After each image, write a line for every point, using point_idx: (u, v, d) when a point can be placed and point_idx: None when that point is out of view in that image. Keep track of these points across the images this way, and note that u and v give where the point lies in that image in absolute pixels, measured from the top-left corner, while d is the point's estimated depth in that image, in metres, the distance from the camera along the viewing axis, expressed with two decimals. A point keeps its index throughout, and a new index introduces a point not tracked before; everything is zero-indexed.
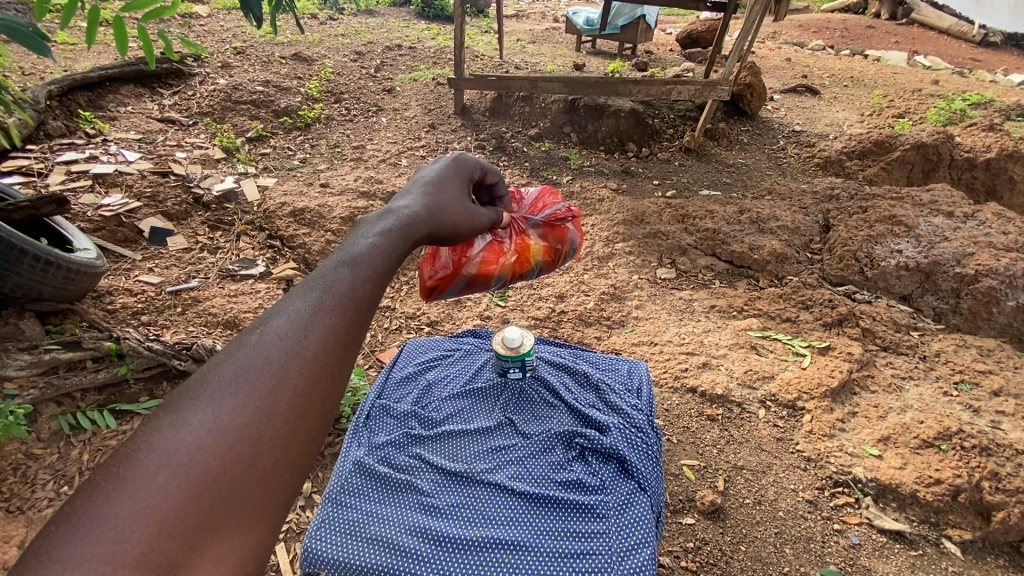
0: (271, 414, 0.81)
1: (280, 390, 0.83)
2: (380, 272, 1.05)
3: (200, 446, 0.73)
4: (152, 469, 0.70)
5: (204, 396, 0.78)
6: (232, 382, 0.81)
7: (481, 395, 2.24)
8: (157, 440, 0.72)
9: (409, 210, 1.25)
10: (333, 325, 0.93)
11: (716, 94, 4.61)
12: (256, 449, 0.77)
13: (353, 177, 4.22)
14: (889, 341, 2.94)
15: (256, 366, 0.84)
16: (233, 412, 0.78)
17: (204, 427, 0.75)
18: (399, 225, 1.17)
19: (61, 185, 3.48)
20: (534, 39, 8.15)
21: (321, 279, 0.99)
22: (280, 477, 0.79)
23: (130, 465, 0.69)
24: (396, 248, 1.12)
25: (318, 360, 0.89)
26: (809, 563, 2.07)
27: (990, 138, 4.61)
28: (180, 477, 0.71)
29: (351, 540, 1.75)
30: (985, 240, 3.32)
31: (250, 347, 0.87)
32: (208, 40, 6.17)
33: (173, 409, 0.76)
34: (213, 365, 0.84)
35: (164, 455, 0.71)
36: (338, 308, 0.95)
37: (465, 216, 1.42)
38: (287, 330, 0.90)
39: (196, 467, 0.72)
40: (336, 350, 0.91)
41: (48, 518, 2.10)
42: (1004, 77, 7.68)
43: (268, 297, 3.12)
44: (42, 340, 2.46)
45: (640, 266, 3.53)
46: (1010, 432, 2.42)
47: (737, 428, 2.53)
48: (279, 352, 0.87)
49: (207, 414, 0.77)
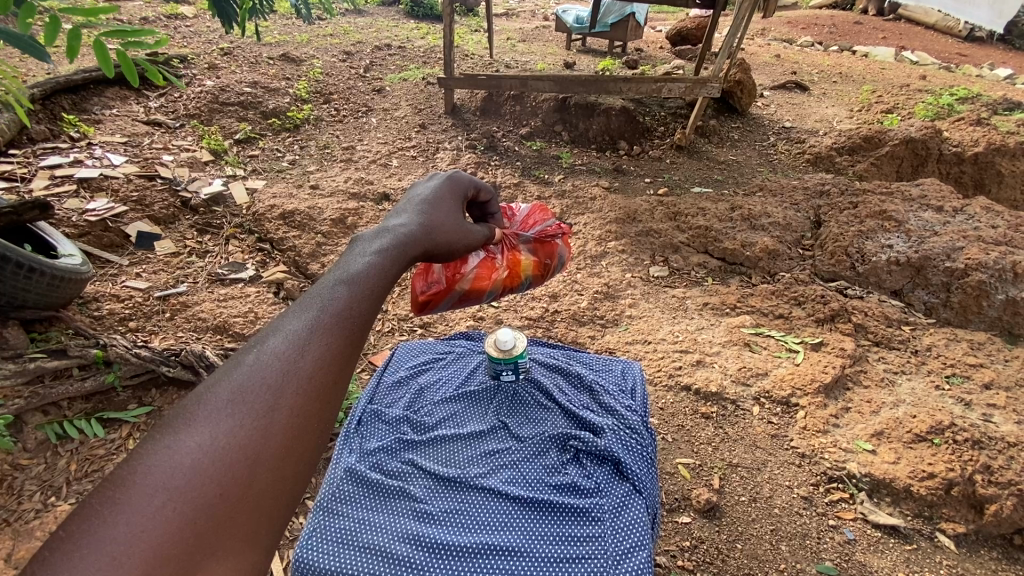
0: (267, 435, 0.79)
1: (277, 410, 0.81)
2: (378, 288, 1.04)
3: (198, 468, 0.72)
4: (147, 492, 0.68)
5: (200, 417, 0.77)
6: (229, 403, 0.79)
7: (475, 398, 2.22)
8: (152, 461, 0.70)
9: (405, 227, 1.24)
10: (331, 342, 0.91)
11: (707, 91, 4.61)
12: (253, 470, 0.76)
13: (344, 179, 4.20)
14: (880, 336, 2.95)
15: (252, 385, 0.82)
16: (230, 433, 0.76)
17: (200, 447, 0.73)
18: (396, 244, 1.16)
19: (45, 189, 3.42)
20: (524, 37, 8.14)
21: (318, 298, 0.97)
22: (275, 498, 0.77)
23: (124, 489, 0.67)
24: (392, 266, 1.10)
25: (315, 379, 0.87)
26: (805, 560, 2.07)
27: (978, 133, 4.62)
28: (176, 500, 0.68)
29: (343, 549, 1.72)
30: (974, 234, 3.34)
31: (245, 368, 0.85)
32: (195, 42, 6.10)
33: (168, 430, 0.74)
34: (207, 386, 0.82)
35: (160, 477, 0.69)
36: (335, 327, 0.93)
37: (461, 233, 1.41)
38: (284, 350, 0.88)
39: (191, 490, 0.70)
40: (333, 369, 0.89)
41: (34, 529, 2.04)
42: (990, 71, 7.72)
43: (258, 300, 3.08)
44: (26, 349, 2.42)
45: (632, 264, 3.52)
46: (1001, 426, 2.42)
47: (730, 426, 2.53)
48: (275, 372, 0.85)
49: (203, 433, 0.75)
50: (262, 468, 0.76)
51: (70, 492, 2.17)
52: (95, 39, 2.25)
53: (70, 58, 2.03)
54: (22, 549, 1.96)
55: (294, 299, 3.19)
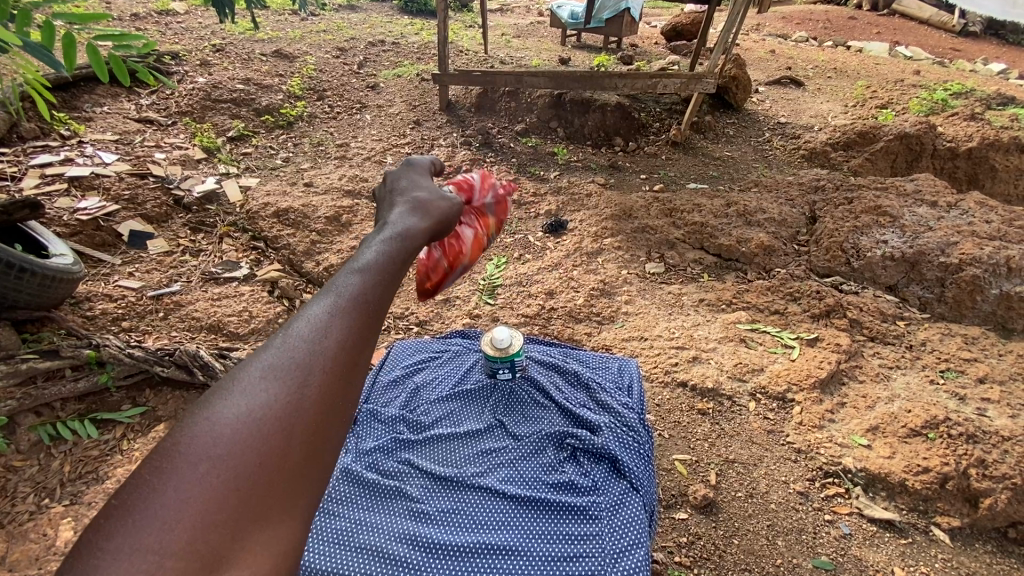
0: (301, 413, 0.78)
1: (307, 387, 0.80)
2: (392, 267, 1.00)
3: (233, 445, 0.72)
4: (191, 462, 0.70)
5: (236, 394, 0.77)
6: (262, 379, 0.79)
7: (470, 397, 2.22)
8: (196, 434, 0.73)
9: (402, 220, 1.18)
10: (355, 322, 0.89)
11: (703, 87, 4.59)
12: (288, 446, 0.75)
13: (338, 176, 4.17)
14: (876, 331, 2.96)
15: (281, 363, 0.82)
16: (264, 408, 0.76)
17: (234, 424, 0.74)
18: (397, 229, 1.12)
19: (35, 188, 3.38)
20: (519, 32, 8.11)
21: (337, 280, 0.95)
22: (312, 476, 0.77)
23: (168, 461, 0.70)
24: (401, 251, 1.05)
25: (342, 358, 0.85)
26: (801, 554, 2.07)
27: (972, 127, 4.63)
28: (216, 471, 0.70)
29: (339, 549, 1.72)
30: (968, 229, 3.35)
31: (277, 346, 0.85)
32: (186, 38, 6.05)
33: (210, 404, 0.76)
34: (245, 363, 0.83)
35: (203, 449, 0.71)
36: (355, 306, 0.90)
37: (464, 204, 1.34)
38: (308, 331, 0.86)
39: (227, 466, 0.71)
40: (360, 344, 0.87)
41: (28, 531, 2.01)
42: (983, 66, 7.74)
43: (253, 299, 3.06)
44: (18, 349, 2.40)
45: (628, 261, 3.52)
46: (995, 420, 2.44)
47: (727, 422, 2.53)
48: (304, 350, 0.84)
49: (239, 407, 0.76)
50: (296, 445, 0.76)
51: (64, 493, 2.15)
52: (89, 45, 2.25)
53: (66, 65, 2.02)
54: (16, 551, 1.94)
55: (289, 298, 3.18)
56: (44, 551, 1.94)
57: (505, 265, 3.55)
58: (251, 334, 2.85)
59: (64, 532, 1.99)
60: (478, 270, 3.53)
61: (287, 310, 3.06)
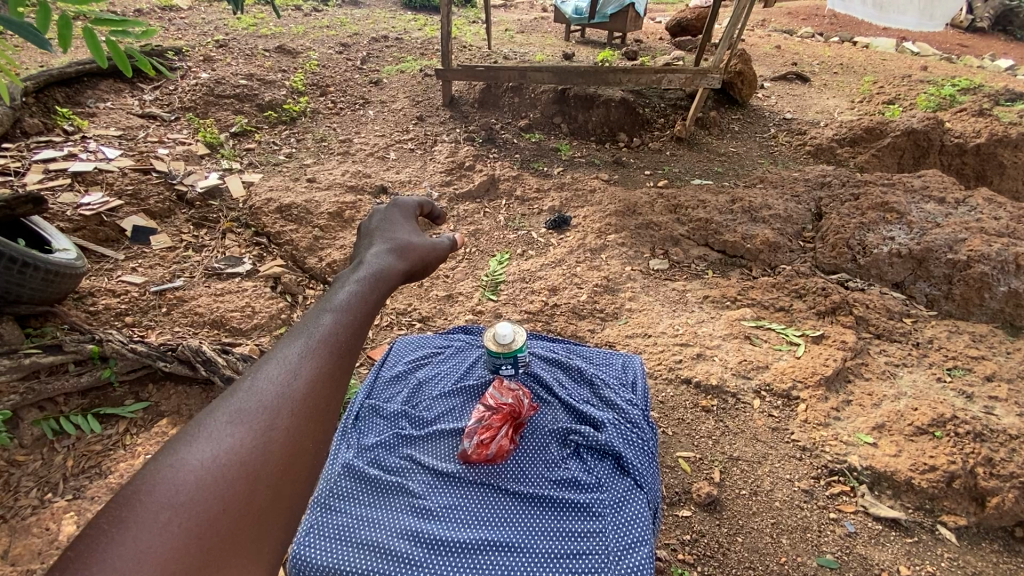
0: (265, 452, 1.01)
1: (274, 431, 1.04)
2: (359, 313, 1.32)
3: (202, 485, 0.91)
4: (153, 510, 0.85)
5: (203, 437, 0.97)
6: (227, 425, 1.01)
7: (473, 394, 2.18)
8: (161, 480, 0.89)
9: (378, 256, 1.53)
10: (317, 366, 1.17)
11: (707, 82, 4.51)
12: (253, 486, 0.96)
13: (341, 172, 4.16)
14: (882, 328, 2.93)
15: (250, 408, 1.05)
16: (229, 451, 0.97)
17: (202, 467, 0.93)
18: (372, 271, 1.46)
19: (39, 182, 3.39)
20: (522, 28, 8.09)
21: (306, 330, 1.23)
22: (270, 515, 0.97)
23: (126, 512, 0.83)
24: (370, 293, 1.39)
25: (304, 399, 1.10)
26: (806, 553, 2.06)
27: (980, 123, 4.57)
28: (180, 515, 0.86)
29: (343, 547, 1.71)
30: (976, 225, 3.32)
31: (241, 395, 1.07)
32: (189, 34, 6.06)
33: (174, 452, 0.94)
34: (205, 414, 1.03)
35: (166, 495, 0.88)
36: (323, 354, 1.19)
37: (430, 246, 1.69)
38: (279, 376, 1.12)
39: (192, 506, 0.88)
40: (320, 388, 1.14)
41: (31, 526, 2.01)
42: (992, 62, 7.68)
43: (256, 295, 3.04)
44: (21, 344, 2.40)
45: (632, 257, 3.50)
46: (1003, 418, 2.41)
47: (731, 419, 2.51)
48: (269, 395, 1.08)
49: (205, 452, 0.95)
50: (261, 486, 0.97)
51: (66, 488, 2.15)
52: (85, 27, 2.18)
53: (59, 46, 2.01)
54: (18, 546, 1.94)
55: (291, 293, 3.16)
56: (46, 546, 1.94)
57: (508, 262, 3.54)
58: (254, 329, 2.84)
59: (66, 527, 1.99)
60: (481, 267, 3.52)
61: (289, 305, 3.06)
